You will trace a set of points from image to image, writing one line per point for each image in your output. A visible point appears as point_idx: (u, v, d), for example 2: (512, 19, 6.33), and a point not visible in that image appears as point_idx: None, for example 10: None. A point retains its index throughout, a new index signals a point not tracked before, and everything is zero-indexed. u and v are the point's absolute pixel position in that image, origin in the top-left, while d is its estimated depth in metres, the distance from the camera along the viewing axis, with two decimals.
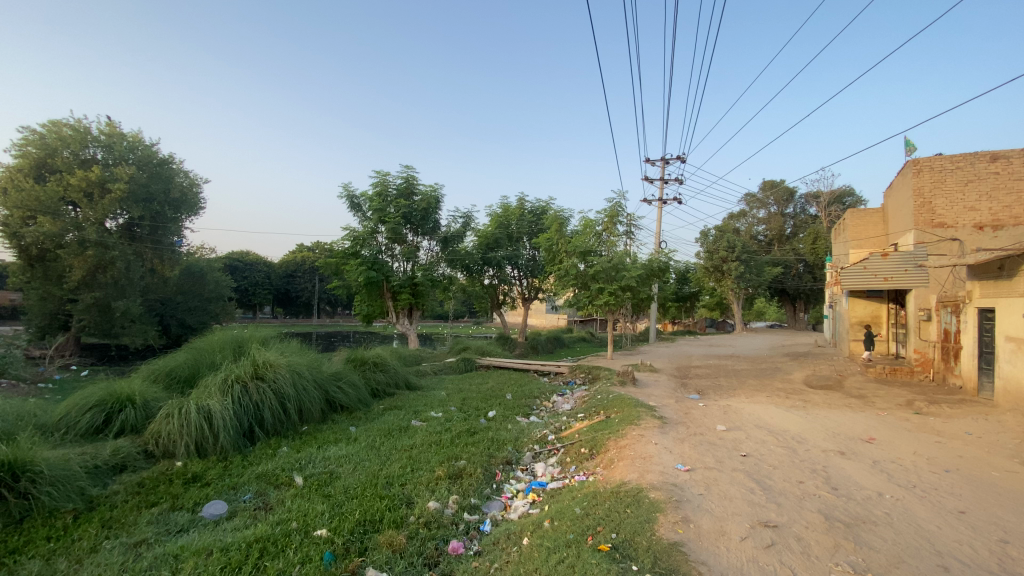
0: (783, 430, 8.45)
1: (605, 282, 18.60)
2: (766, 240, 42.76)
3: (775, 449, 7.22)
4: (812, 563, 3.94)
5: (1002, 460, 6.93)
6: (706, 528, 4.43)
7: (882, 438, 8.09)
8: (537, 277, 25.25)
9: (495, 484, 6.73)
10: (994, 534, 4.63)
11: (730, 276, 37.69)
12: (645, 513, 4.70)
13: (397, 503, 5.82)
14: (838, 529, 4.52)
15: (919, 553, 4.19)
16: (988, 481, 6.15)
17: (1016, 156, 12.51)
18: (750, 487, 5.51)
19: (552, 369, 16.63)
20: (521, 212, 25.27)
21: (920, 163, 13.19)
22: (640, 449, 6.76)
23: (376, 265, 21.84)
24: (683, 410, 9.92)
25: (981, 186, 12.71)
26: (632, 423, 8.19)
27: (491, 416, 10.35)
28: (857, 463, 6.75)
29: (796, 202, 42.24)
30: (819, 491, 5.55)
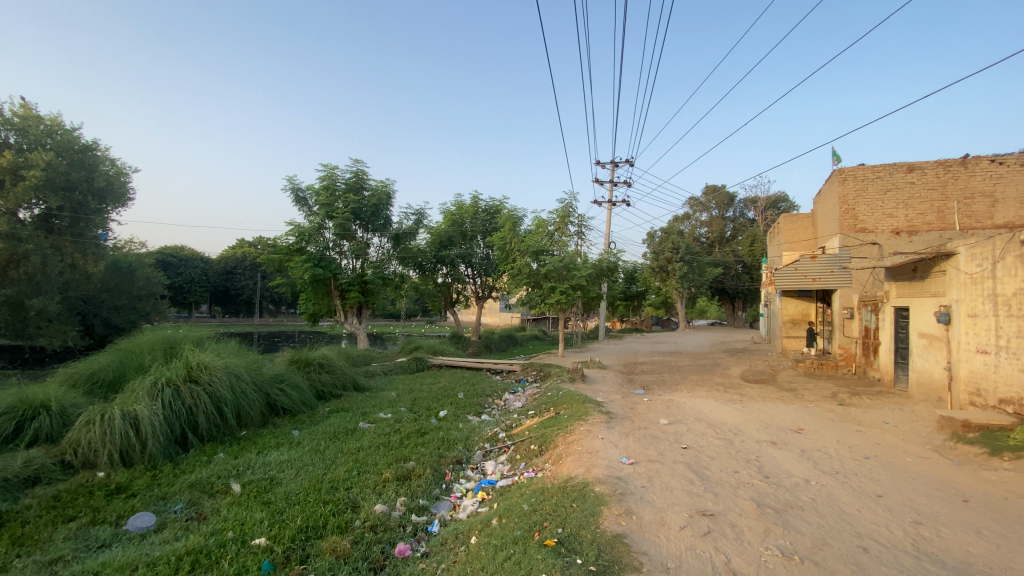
0: (721, 422, 8.88)
1: (557, 281, 18.91)
2: (707, 242, 44.70)
3: (713, 441, 7.56)
4: (745, 548, 4.16)
5: (914, 447, 7.57)
6: (647, 519, 4.58)
7: (810, 428, 8.65)
8: (491, 276, 25.25)
9: (444, 484, 6.69)
10: (908, 516, 5.05)
11: (675, 276, 39.11)
12: (590, 506, 4.80)
13: (342, 507, 5.67)
14: (769, 515, 4.79)
15: (842, 535, 4.51)
16: (901, 466, 6.71)
17: (929, 168, 13.62)
18: (689, 478, 5.75)
19: (504, 368, 16.68)
20: (474, 210, 25.17)
21: (845, 172, 14.21)
22: (588, 444, 6.91)
23: (323, 262, 21.14)
24: (629, 405, 10.21)
25: (899, 195, 13.82)
26: (579, 419, 8.35)
27: (442, 416, 10.27)
28: (788, 452, 7.18)
29: (736, 207, 44.19)
30: (752, 480, 5.87)
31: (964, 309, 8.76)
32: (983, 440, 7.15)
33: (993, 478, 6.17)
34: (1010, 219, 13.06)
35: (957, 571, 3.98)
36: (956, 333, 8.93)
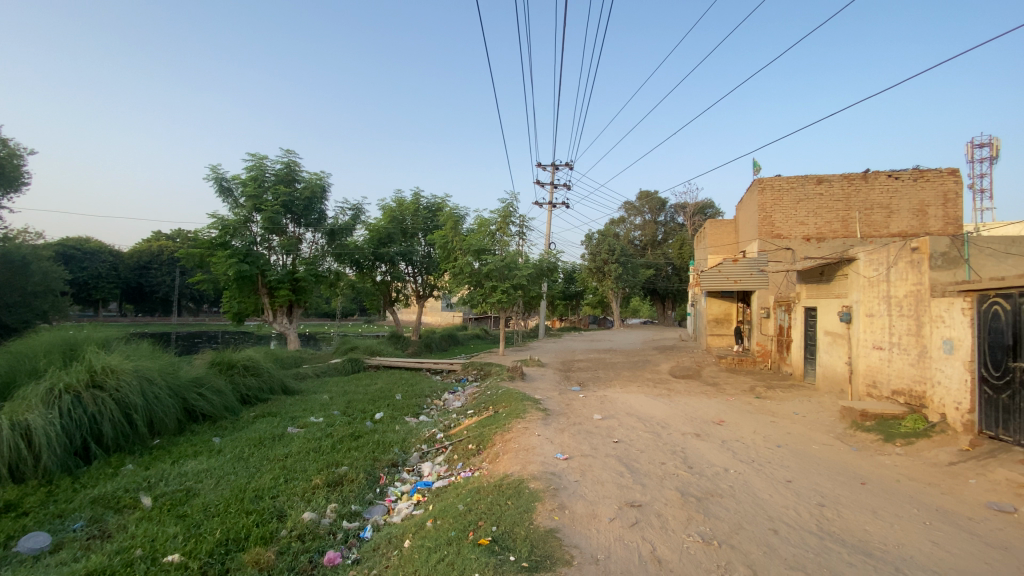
0: (651, 416, 9.30)
1: (498, 280, 18.99)
2: (641, 245, 46.54)
3: (643, 434, 7.90)
4: (669, 536, 4.38)
5: (820, 435, 8.31)
6: (579, 512, 4.71)
7: (730, 420, 9.26)
8: (432, 274, 24.88)
9: (378, 488, 6.53)
10: (813, 499, 5.53)
11: (611, 276, 40.42)
12: (525, 503, 4.87)
13: (267, 517, 5.38)
14: (691, 503, 5.08)
15: (756, 519, 4.86)
16: (809, 453, 7.33)
17: (836, 181, 14.95)
18: (620, 470, 5.98)
19: (444, 367, 16.49)
20: (415, 207, 24.71)
21: (764, 182, 15.33)
22: (524, 441, 7.00)
23: (250, 257, 20.01)
24: (566, 402, 10.43)
25: (809, 205, 15.09)
26: (517, 417, 8.44)
27: (378, 418, 10.01)
28: (710, 443, 7.64)
29: (667, 211, 46.34)
30: (678, 470, 6.19)
31: (863, 309, 9.69)
32: (878, 428, 7.95)
33: (885, 461, 6.90)
34: (903, 229, 14.57)
35: (854, 548, 4.40)
36: (856, 331, 9.87)
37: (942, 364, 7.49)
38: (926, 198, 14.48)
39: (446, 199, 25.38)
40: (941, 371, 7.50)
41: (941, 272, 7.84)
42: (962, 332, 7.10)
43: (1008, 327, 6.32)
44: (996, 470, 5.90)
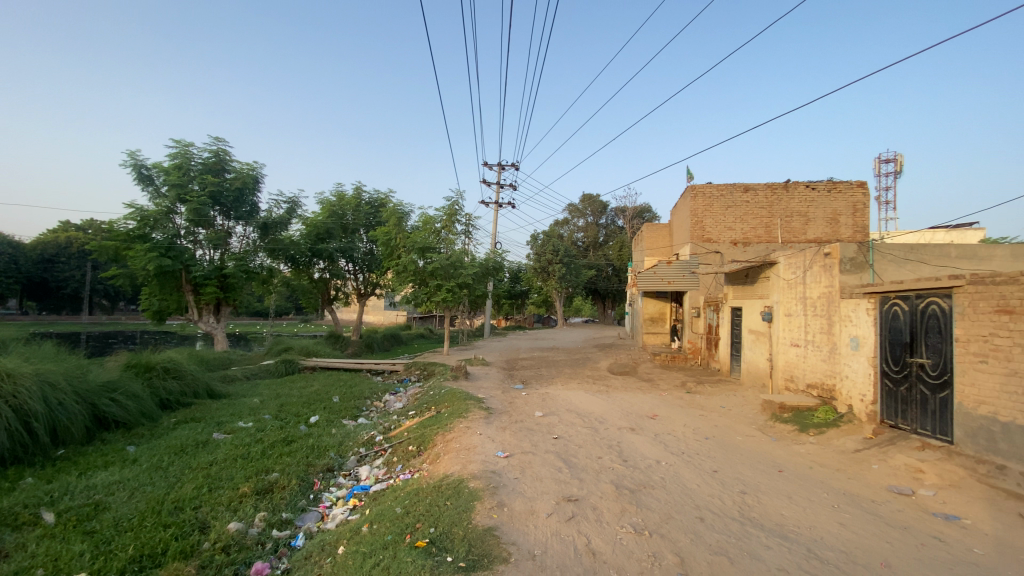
0: (589, 412, 9.56)
1: (443, 279, 18.85)
2: (584, 246, 47.68)
3: (582, 430, 8.11)
4: (604, 528, 4.53)
5: (743, 427, 8.88)
6: (517, 509, 4.77)
7: (663, 414, 9.70)
8: (374, 272, 24.26)
9: (312, 494, 6.30)
10: (736, 487, 5.91)
11: (555, 277, 41.13)
12: (464, 503, 4.86)
13: (188, 530, 5.05)
14: (625, 496, 5.29)
15: (684, 508, 5.13)
16: (733, 444, 7.81)
17: (761, 189, 16.01)
18: (559, 466, 6.11)
19: (385, 367, 16.11)
20: (356, 202, 23.98)
21: (696, 189, 16.19)
22: (465, 441, 6.99)
23: (172, 251, 18.62)
24: (508, 400, 10.51)
25: (737, 211, 16.11)
26: (458, 416, 8.40)
27: (313, 422, 9.63)
28: (644, 436, 7.97)
29: (608, 214, 47.79)
30: (613, 464, 6.41)
31: (782, 310, 10.45)
32: (794, 419, 8.60)
33: (800, 450, 7.48)
34: (818, 235, 15.84)
35: (771, 531, 4.75)
36: (776, 329, 10.64)
37: (850, 359, 8.21)
38: (839, 208, 15.80)
39: (389, 195, 24.78)
40: (849, 366, 8.22)
41: (850, 275, 8.59)
42: (866, 330, 7.81)
43: (906, 326, 7.02)
44: (894, 456, 6.54)
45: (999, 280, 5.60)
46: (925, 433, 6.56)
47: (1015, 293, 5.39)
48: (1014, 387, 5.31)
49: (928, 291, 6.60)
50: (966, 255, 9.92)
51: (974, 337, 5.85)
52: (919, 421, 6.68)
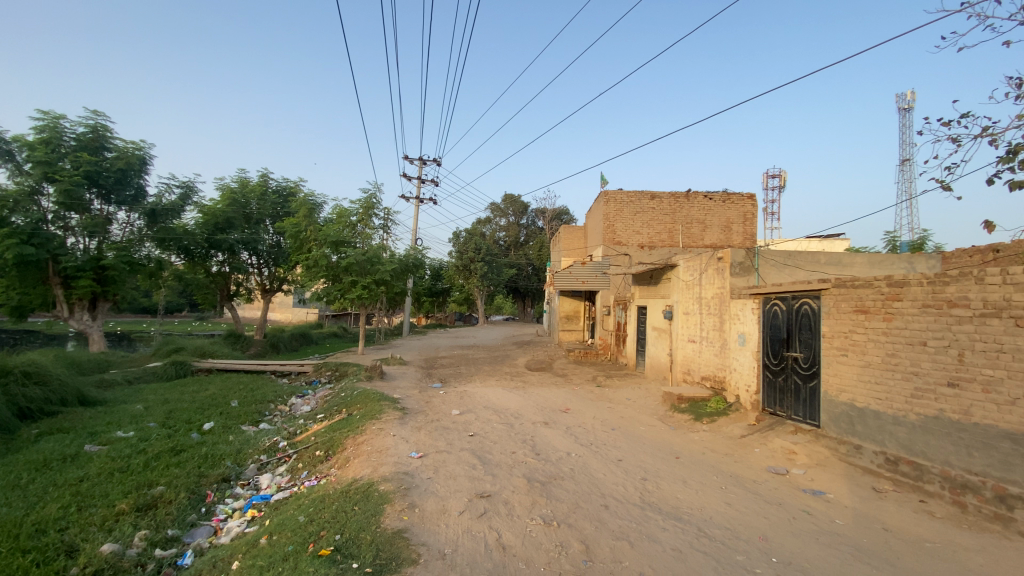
0: (505, 408, 9.71)
1: (357, 275, 18.16)
2: (505, 245, 48.07)
3: (497, 426, 8.21)
4: (515, 522, 4.63)
5: (647, 417, 9.49)
6: (429, 509, 4.72)
7: (575, 408, 10.10)
8: (281, 266, 22.77)
9: (203, 508, 5.80)
10: (638, 474, 6.31)
11: (477, 275, 41.17)
12: (373, 507, 4.72)
13: (50, 555, 4.43)
14: (536, 488, 5.43)
15: (590, 497, 5.39)
16: (637, 434, 8.31)
17: (666, 197, 17.18)
18: (472, 463, 6.14)
19: (293, 369, 15.21)
20: (262, 191, 22.32)
21: (609, 194, 17.08)
22: (378, 443, 6.78)
23: (36, 238, 16.17)
24: (425, 399, 10.38)
25: (644, 217, 17.20)
26: (371, 418, 8.14)
27: (206, 429, 8.84)
28: (557, 430, 8.24)
29: (529, 214, 48.67)
30: (526, 458, 6.56)
31: (682, 309, 11.31)
32: (690, 409, 9.34)
33: (694, 437, 8.14)
34: (715, 241, 17.28)
35: (667, 514, 5.13)
36: (676, 327, 11.48)
37: (737, 354, 9.07)
38: (733, 216, 17.31)
39: (300, 185, 23.31)
40: (737, 360, 9.08)
41: (739, 278, 9.49)
42: (752, 328, 8.66)
43: (783, 324, 7.88)
44: (773, 440, 7.32)
45: (856, 283, 6.45)
46: (797, 418, 7.41)
47: (869, 295, 6.22)
48: (867, 377, 6.14)
49: (801, 293, 7.44)
50: (833, 262, 11.31)
51: (837, 333, 6.68)
52: (793, 408, 7.52)
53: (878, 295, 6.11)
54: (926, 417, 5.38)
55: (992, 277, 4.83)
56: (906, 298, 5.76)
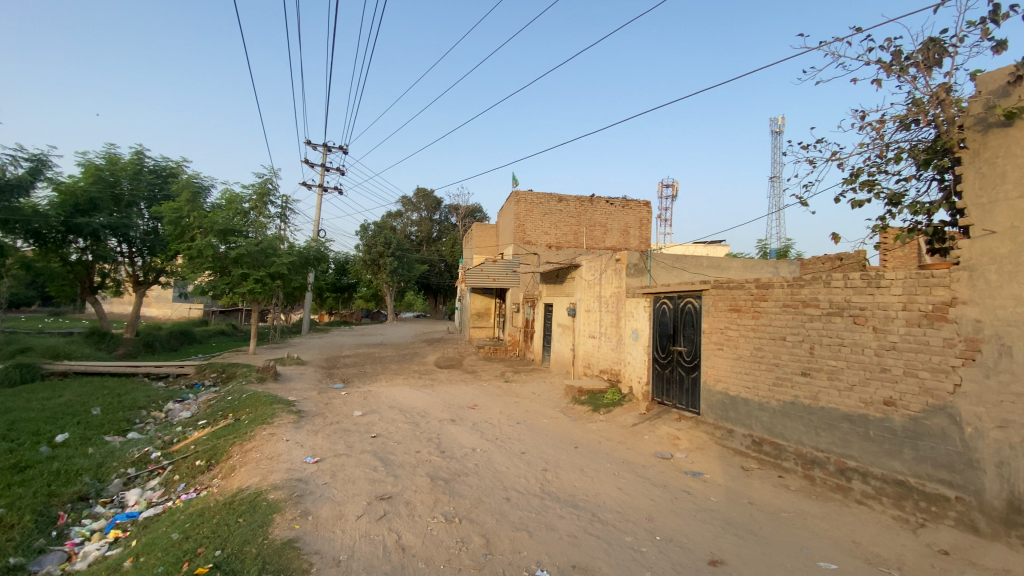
0: (411, 407, 9.55)
1: (250, 267, 16.82)
2: (417, 240, 46.77)
3: (402, 426, 8.05)
4: (416, 522, 4.57)
5: (550, 410, 9.84)
6: (324, 516, 4.51)
7: (482, 403, 10.19)
8: (158, 255, 20.32)
9: (54, 532, 5.04)
10: (540, 465, 6.53)
11: (386, 270, 39.86)
12: (259, 518, 4.40)
13: None
14: (439, 486, 5.42)
15: (493, 491, 5.48)
16: (540, 427, 8.59)
17: (572, 200, 17.92)
18: (373, 465, 5.95)
19: (171, 371, 13.72)
20: (136, 170, 19.77)
21: (520, 195, 17.52)
22: (268, 449, 6.34)
23: None
24: (324, 401, 9.87)
25: (552, 218, 17.84)
26: (262, 422, 7.58)
27: (59, 441, 7.68)
28: (463, 426, 8.27)
29: (441, 210, 48.16)
30: (431, 457, 6.50)
31: (584, 306, 11.87)
32: (590, 400, 9.84)
33: (593, 428, 8.60)
34: (616, 243, 18.33)
35: (565, 502, 5.36)
36: (578, 323, 12.02)
37: (631, 349, 9.71)
38: (631, 221, 18.46)
39: (183, 165, 20.91)
40: (630, 354, 9.72)
41: (633, 278, 10.17)
42: (644, 324, 9.31)
43: (670, 321, 8.57)
44: (660, 427, 7.94)
45: (731, 285, 7.19)
46: (681, 407, 8.11)
47: (741, 295, 6.97)
48: (739, 368, 6.88)
49: (686, 293, 8.15)
50: (715, 266, 12.51)
51: (715, 329, 7.40)
52: (678, 397, 8.22)
53: (748, 295, 6.87)
54: (784, 403, 6.15)
55: (836, 281, 5.63)
56: (770, 299, 6.52)
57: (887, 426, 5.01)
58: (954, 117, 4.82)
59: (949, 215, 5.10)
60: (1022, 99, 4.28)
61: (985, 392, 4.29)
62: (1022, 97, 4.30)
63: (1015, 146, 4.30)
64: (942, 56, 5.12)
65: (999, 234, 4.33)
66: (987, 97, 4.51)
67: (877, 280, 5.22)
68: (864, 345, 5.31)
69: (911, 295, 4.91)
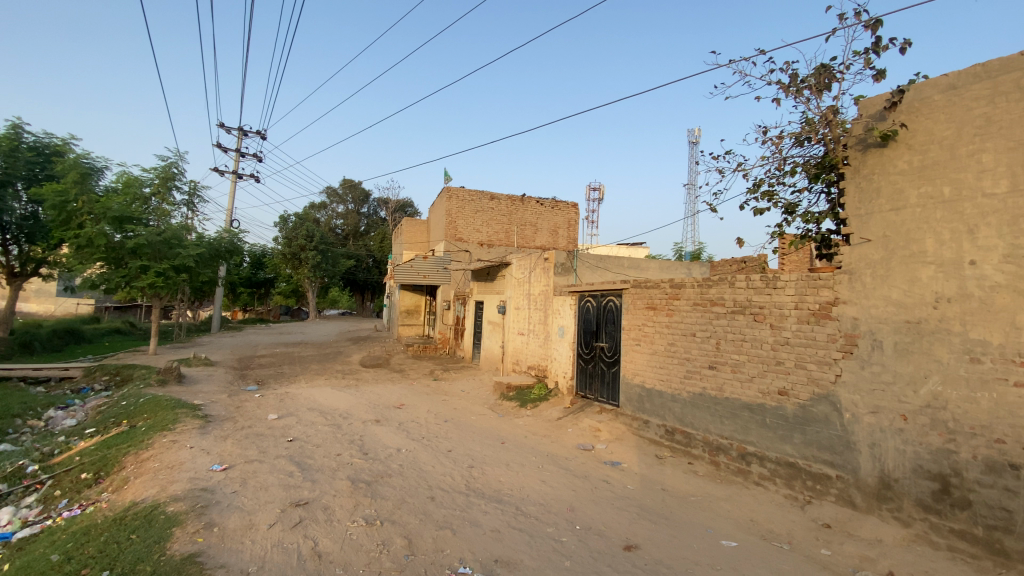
0: (332, 408, 9.18)
1: (151, 259, 15.32)
2: (342, 234, 45.02)
3: (321, 428, 7.72)
4: (333, 527, 4.39)
5: (478, 407, 9.88)
6: (232, 527, 4.22)
7: (409, 402, 10.01)
8: (38, 243, 17.95)
9: None
10: (466, 462, 6.53)
11: (307, 265, 37.90)
12: (156, 533, 4.03)
13: None
14: (360, 489, 5.25)
15: (417, 491, 5.39)
16: (467, 424, 8.60)
17: (504, 198, 18.04)
18: (289, 471, 5.65)
19: (54, 374, 12.20)
20: (10, 145, 17.29)
21: (452, 191, 17.37)
22: (169, 458, 5.82)
23: None
24: (235, 404, 9.22)
25: (483, 216, 17.86)
26: (162, 429, 6.95)
27: None
28: (388, 427, 8.07)
29: (370, 204, 46.66)
30: (352, 459, 6.29)
31: (513, 304, 12.02)
32: (517, 396, 9.98)
33: (519, 423, 8.74)
34: (545, 242, 18.71)
35: (490, 498, 5.40)
36: (508, 321, 12.15)
37: (557, 345, 9.96)
38: (560, 221, 18.93)
39: (71, 143, 18.56)
40: (556, 350, 9.97)
41: (560, 277, 10.44)
42: (569, 321, 9.59)
43: (594, 318, 8.89)
44: (583, 420, 8.24)
45: (648, 285, 7.59)
46: (603, 400, 8.44)
47: (657, 294, 7.38)
48: (654, 362, 7.27)
49: (608, 291, 8.49)
50: (636, 266, 13.16)
51: (634, 326, 7.77)
52: (599, 391, 8.56)
53: (663, 294, 7.28)
54: (694, 394, 6.59)
55: (739, 282, 6.13)
56: (682, 298, 6.95)
57: (781, 413, 5.53)
58: (839, 136, 5.38)
59: (834, 224, 5.71)
60: (895, 123, 4.86)
61: (860, 381, 4.86)
62: (895, 122, 4.88)
63: (888, 164, 4.89)
64: (831, 80, 5.70)
65: (873, 242, 4.90)
66: (867, 119, 5.09)
67: (774, 281, 5.74)
68: (762, 340, 5.82)
69: (802, 295, 5.45)
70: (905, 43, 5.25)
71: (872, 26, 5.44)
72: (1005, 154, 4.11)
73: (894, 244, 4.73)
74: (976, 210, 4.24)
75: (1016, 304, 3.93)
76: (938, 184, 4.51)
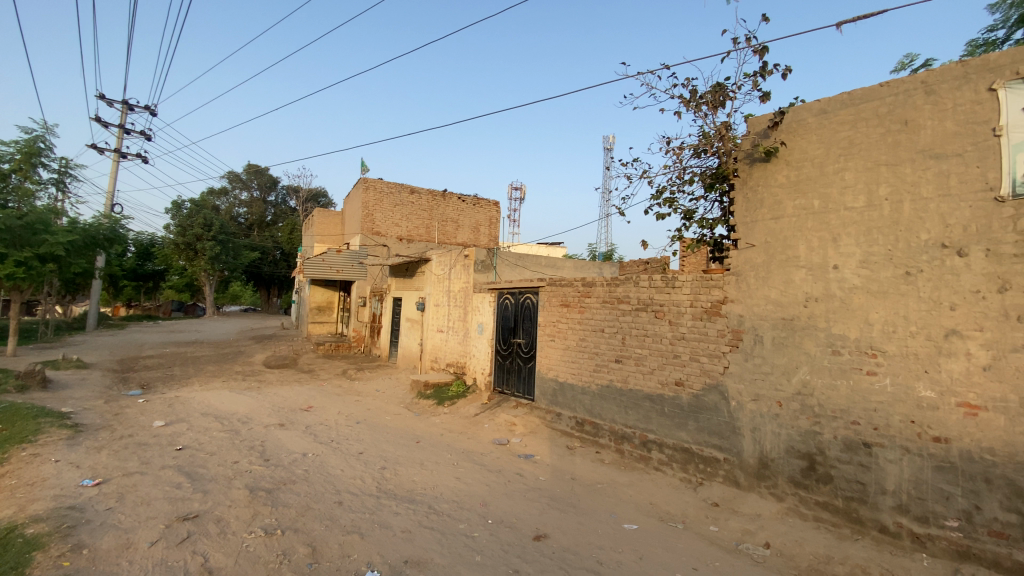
0: (231, 413, 8.51)
1: (8, 245, 13.23)
2: (245, 223, 41.79)
3: (217, 435, 7.14)
4: (227, 541, 4.09)
5: (392, 407, 9.66)
6: (106, 547, 3.79)
7: (318, 404, 9.54)
8: None
9: None
10: (377, 463, 6.38)
11: (205, 256, 34.69)
12: (10, 559, 3.51)
13: None
14: (260, 498, 4.93)
15: (323, 496, 5.17)
16: (381, 424, 8.37)
17: (423, 193, 17.74)
18: (177, 482, 5.17)
19: None
20: None
21: (369, 182, 16.76)
22: (27, 474, 5.07)
23: None
24: (113, 411, 8.23)
25: (402, 210, 17.44)
26: (19, 442, 6.04)
27: None
28: (293, 431, 7.65)
29: (278, 192, 43.76)
30: (251, 466, 5.89)
31: (432, 300, 11.87)
32: (434, 394, 9.89)
33: (435, 421, 8.67)
34: (465, 239, 18.66)
35: (402, 498, 5.32)
36: (426, 318, 12.00)
37: (476, 342, 9.99)
38: (480, 218, 18.99)
39: None
40: (475, 347, 10.00)
41: (479, 274, 10.48)
42: (488, 318, 9.67)
43: (512, 315, 9.03)
44: (499, 415, 8.35)
45: (563, 283, 7.84)
46: (519, 396, 8.61)
47: (571, 292, 7.65)
48: (567, 357, 7.55)
49: (526, 288, 8.66)
50: (552, 265, 13.55)
51: (548, 322, 8.00)
52: (515, 386, 8.73)
53: (576, 292, 7.57)
54: (602, 387, 6.93)
55: (643, 281, 6.53)
56: (593, 295, 7.26)
57: (677, 403, 5.97)
58: (731, 150, 5.91)
59: (726, 229, 6.26)
60: (776, 141, 5.42)
61: (744, 372, 5.38)
62: (776, 139, 5.44)
63: (770, 178, 5.44)
64: (725, 98, 6.23)
65: (756, 247, 5.45)
66: (754, 136, 5.63)
67: (673, 281, 6.18)
68: (662, 335, 6.24)
69: (697, 293, 5.92)
70: (786, 70, 5.88)
71: (759, 51, 6.04)
72: (863, 173, 4.74)
73: (773, 249, 5.29)
74: (839, 221, 4.85)
75: (869, 303, 4.56)
76: (809, 198, 5.10)
